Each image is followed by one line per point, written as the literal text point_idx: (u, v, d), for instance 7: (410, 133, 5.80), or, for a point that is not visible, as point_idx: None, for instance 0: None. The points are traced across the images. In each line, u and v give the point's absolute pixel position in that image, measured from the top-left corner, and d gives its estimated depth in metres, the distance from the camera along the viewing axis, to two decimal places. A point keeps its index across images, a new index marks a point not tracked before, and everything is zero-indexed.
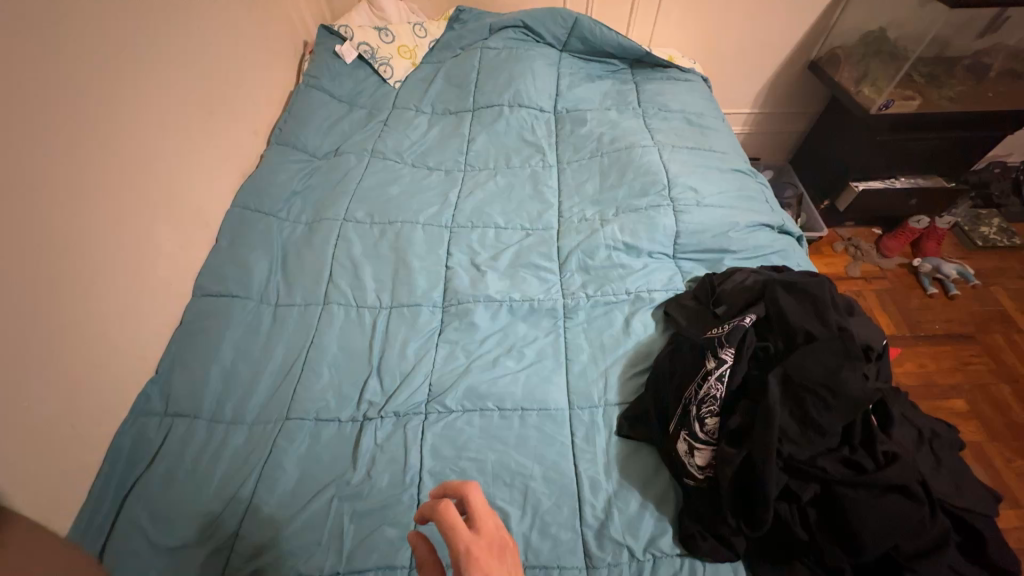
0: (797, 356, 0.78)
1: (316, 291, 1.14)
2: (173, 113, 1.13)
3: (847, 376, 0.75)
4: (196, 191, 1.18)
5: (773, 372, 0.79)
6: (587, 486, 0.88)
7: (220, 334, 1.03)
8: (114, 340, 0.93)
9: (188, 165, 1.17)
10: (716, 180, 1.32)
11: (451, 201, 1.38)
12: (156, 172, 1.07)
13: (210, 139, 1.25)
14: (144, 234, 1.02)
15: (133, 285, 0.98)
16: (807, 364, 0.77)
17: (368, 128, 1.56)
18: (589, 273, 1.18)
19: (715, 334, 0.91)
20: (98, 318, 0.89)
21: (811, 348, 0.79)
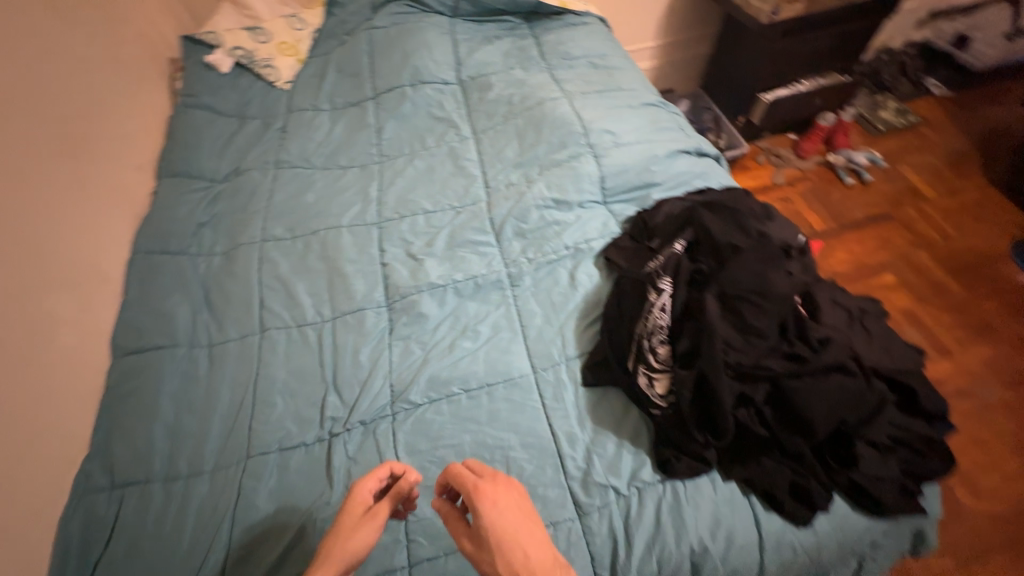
0: (727, 271, 0.83)
1: (250, 321, 1.07)
2: (33, 164, 0.99)
3: (771, 277, 0.81)
4: (82, 247, 1.05)
5: (709, 291, 0.84)
6: (565, 441, 0.90)
7: (153, 390, 0.95)
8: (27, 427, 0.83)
9: (65, 220, 1.03)
10: (629, 118, 1.33)
11: (373, 196, 1.32)
12: (27, 235, 0.94)
13: (83, 185, 1.11)
14: (32, 306, 0.90)
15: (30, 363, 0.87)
16: (737, 276, 0.82)
17: (267, 138, 1.45)
18: (526, 237, 1.18)
19: (653, 267, 0.95)
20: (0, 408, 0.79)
21: (739, 259, 0.84)
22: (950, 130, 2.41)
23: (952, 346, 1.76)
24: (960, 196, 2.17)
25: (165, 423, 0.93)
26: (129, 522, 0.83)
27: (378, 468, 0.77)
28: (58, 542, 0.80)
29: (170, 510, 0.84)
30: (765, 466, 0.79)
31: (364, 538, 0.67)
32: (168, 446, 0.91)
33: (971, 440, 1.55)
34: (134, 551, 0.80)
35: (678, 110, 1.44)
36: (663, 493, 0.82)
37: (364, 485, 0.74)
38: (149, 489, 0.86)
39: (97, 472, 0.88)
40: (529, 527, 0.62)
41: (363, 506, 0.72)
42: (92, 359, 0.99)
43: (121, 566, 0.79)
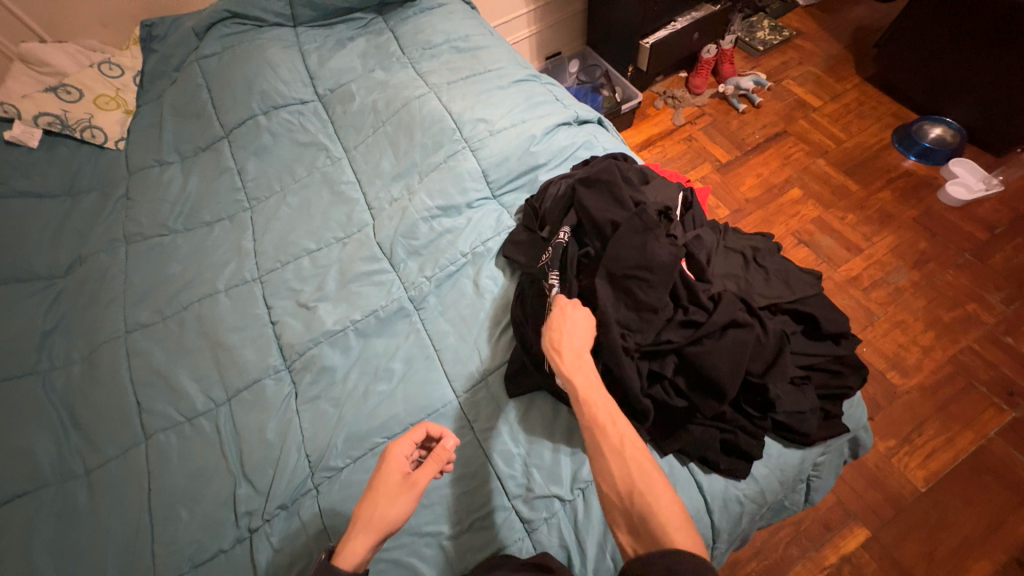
0: (610, 251, 0.81)
1: (131, 430, 0.94)
2: None
3: (652, 247, 0.80)
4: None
5: (598, 276, 0.81)
6: (501, 460, 0.85)
7: (25, 545, 0.82)
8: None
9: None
10: (501, 101, 1.25)
11: (248, 248, 1.18)
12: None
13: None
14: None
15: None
16: (619, 255, 0.80)
17: (109, 211, 1.26)
18: (420, 254, 1.09)
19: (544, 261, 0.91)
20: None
21: (618, 236, 0.82)
22: (821, 37, 2.51)
23: (860, 242, 1.86)
24: (841, 99, 2.27)
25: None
26: None
27: (412, 431, 0.76)
28: None
29: None
30: (693, 433, 0.78)
31: (399, 511, 0.67)
32: None
33: (892, 326, 1.66)
34: None
35: (551, 80, 1.38)
36: None
37: (400, 450, 0.72)
38: None
39: None
40: (581, 329, 0.75)
41: (400, 473, 0.71)
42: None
43: None
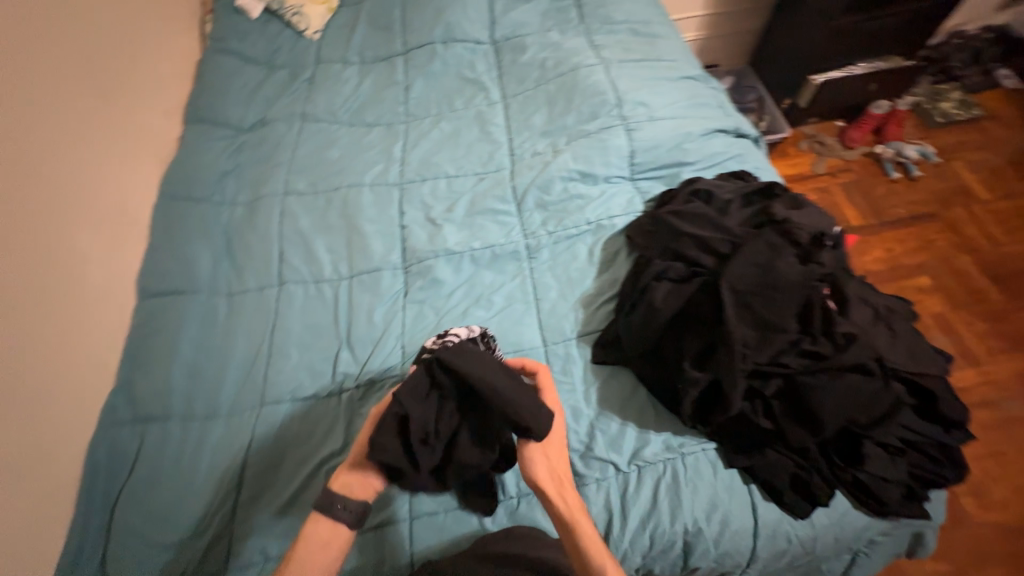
0: (734, 266, 0.80)
1: (270, 273, 1.09)
2: (65, 103, 1.00)
3: (779, 266, 0.78)
4: (103, 183, 1.06)
5: (719, 285, 0.81)
6: (569, 414, 0.90)
7: (175, 333, 0.99)
8: (44, 357, 0.85)
9: (86, 154, 1.03)
10: (667, 91, 1.25)
11: (396, 156, 1.30)
12: (43, 162, 0.93)
13: (103, 119, 1.10)
14: (51, 237, 0.91)
15: (46, 295, 0.88)
16: (744, 272, 0.80)
17: (293, 89, 1.43)
18: (547, 209, 1.15)
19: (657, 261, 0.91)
20: (12, 336, 0.80)
21: (743, 254, 0.81)
22: (1016, 128, 2.22)
23: (982, 355, 1.69)
24: (1016, 199, 2.02)
25: (185, 365, 0.97)
26: (150, 454, 0.87)
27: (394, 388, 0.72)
28: (87, 464, 0.86)
29: (186, 447, 0.88)
30: (767, 456, 0.79)
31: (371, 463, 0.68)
32: (187, 386, 0.95)
33: (989, 452, 1.51)
34: (152, 479, 0.85)
35: (719, 85, 1.35)
36: (662, 474, 0.82)
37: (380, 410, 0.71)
38: (169, 425, 0.90)
39: (121, 405, 0.92)
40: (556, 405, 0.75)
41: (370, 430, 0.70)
42: (113, 299, 1.01)
43: (140, 491, 0.84)
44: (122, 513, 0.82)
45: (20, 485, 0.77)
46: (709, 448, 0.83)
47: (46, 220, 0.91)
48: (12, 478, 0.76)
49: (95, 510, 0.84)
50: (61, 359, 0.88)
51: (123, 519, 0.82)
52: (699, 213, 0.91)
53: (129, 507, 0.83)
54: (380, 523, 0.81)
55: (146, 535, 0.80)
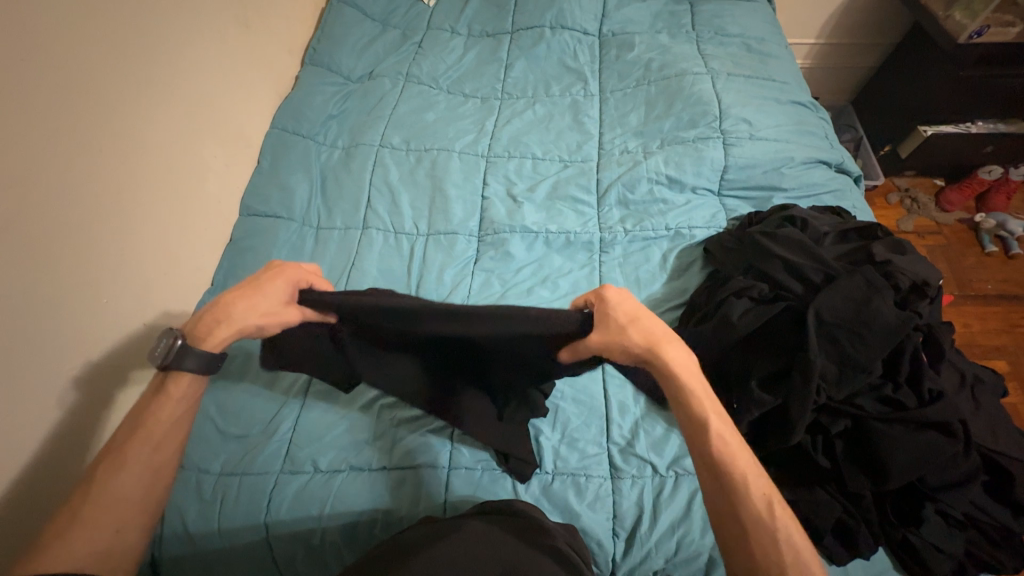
0: (827, 297, 0.79)
1: (355, 216, 1.16)
2: (205, 26, 1.10)
3: (877, 307, 0.76)
4: (224, 106, 1.14)
5: (806, 314, 0.79)
6: (615, 408, 0.92)
7: (267, 253, 1.08)
8: (152, 253, 0.94)
9: (213, 78, 1.11)
10: (772, 112, 1.21)
11: (488, 129, 1.33)
12: (174, 78, 1.00)
13: (234, 49, 1.19)
14: (171, 147, 0.99)
15: (159, 199, 0.96)
16: (837, 305, 0.78)
17: (403, 50, 1.49)
18: (628, 207, 1.14)
19: (741, 279, 0.89)
20: (126, 230, 0.88)
21: (837, 287, 0.79)
22: None
23: None
24: None
25: None
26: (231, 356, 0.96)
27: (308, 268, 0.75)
28: None
29: (263, 356, 0.96)
30: (815, 495, 0.76)
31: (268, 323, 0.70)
32: None
33: None
34: (232, 377, 0.94)
35: (829, 115, 1.28)
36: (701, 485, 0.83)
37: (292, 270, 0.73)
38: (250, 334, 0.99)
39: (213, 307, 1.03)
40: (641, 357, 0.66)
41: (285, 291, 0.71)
42: (219, 214, 1.10)
43: (219, 386, 0.93)
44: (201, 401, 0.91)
45: (121, 357, 0.87)
46: None
47: (168, 130, 0.98)
48: (115, 350, 0.85)
49: None
50: (166, 257, 0.97)
51: (201, 406, 0.91)
52: (793, 237, 0.89)
53: (208, 397, 0.92)
54: (424, 464, 0.86)
55: (219, 424, 0.89)
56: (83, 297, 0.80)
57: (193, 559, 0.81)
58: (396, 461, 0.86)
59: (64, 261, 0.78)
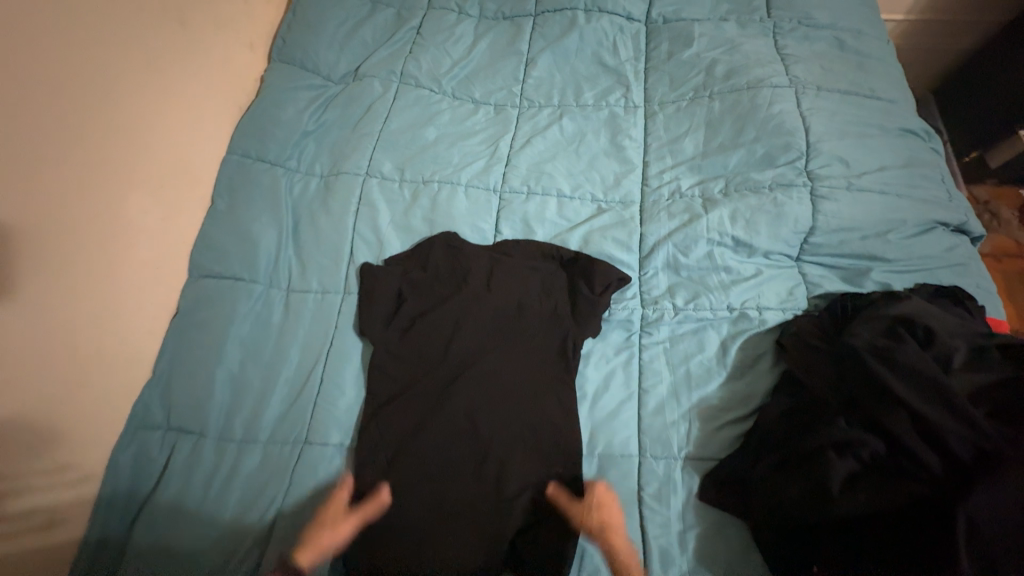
0: (982, 488, 0.56)
1: (337, 275, 0.92)
2: (114, 33, 0.82)
3: None
4: (152, 141, 0.87)
5: (952, 513, 0.56)
6: (657, 558, 0.72)
7: (224, 328, 0.85)
8: (65, 358, 0.71)
9: (131, 109, 0.84)
10: (877, 148, 0.92)
11: (502, 153, 1.05)
12: (79, 121, 0.75)
13: (166, 60, 0.92)
14: (73, 208, 0.73)
15: (65, 280, 0.72)
16: (996, 503, 0.56)
17: (397, 37, 1.18)
18: (679, 274, 0.90)
19: (845, 425, 0.66)
20: (21, 342, 0.66)
21: (1002, 474, 0.57)
22: None
23: None
24: None
25: (228, 370, 0.83)
26: (178, 474, 0.76)
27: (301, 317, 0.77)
28: (109, 469, 0.76)
29: (218, 476, 0.77)
30: None
31: None
32: (227, 400, 0.81)
33: None
34: (179, 505, 0.75)
35: (943, 146, 0.99)
36: None
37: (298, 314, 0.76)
38: (201, 444, 0.78)
39: (154, 404, 0.80)
40: None
41: None
42: (160, 284, 0.87)
43: (163, 516, 0.74)
44: (140, 537, 0.72)
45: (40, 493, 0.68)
46: None
47: (72, 198, 0.73)
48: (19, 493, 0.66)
49: (113, 523, 0.74)
50: (84, 351, 0.74)
51: (139, 546, 0.72)
52: (926, 373, 0.65)
53: (148, 532, 0.73)
54: None
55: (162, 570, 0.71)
56: None
57: None
58: None
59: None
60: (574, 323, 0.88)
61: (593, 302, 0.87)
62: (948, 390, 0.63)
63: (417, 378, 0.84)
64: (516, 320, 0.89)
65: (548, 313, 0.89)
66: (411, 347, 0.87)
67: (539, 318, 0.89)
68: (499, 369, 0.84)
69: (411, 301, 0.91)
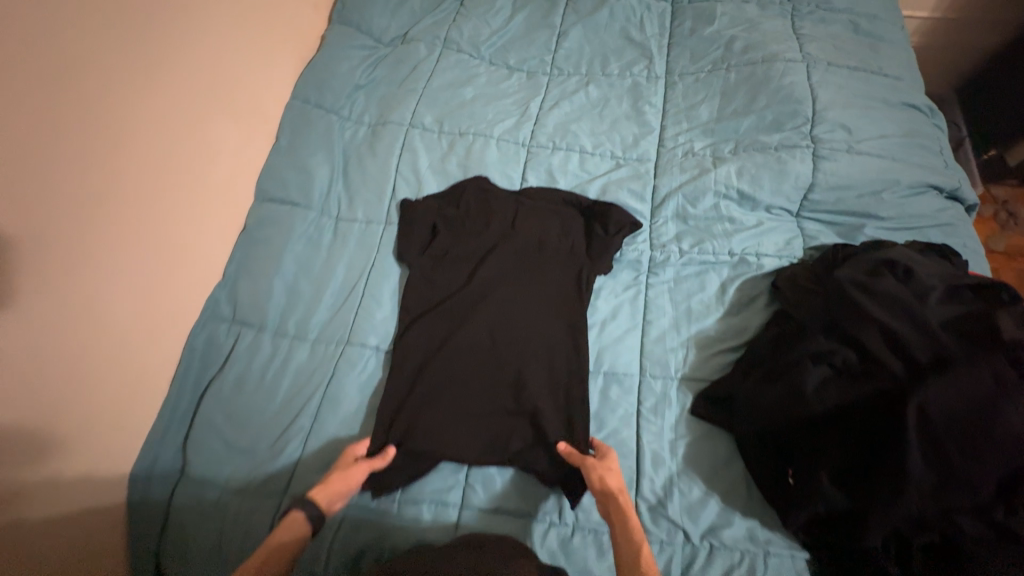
0: (936, 386, 0.64)
1: (380, 208, 1.04)
2: None
3: (1005, 410, 0.62)
4: (230, 85, 1.00)
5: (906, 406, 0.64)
6: (649, 460, 0.81)
7: (282, 244, 0.98)
8: (159, 248, 0.85)
9: (215, 48, 0.97)
10: (879, 118, 1.00)
11: (532, 113, 1.16)
12: (175, 52, 0.88)
13: (245, 12, 1.06)
14: (169, 124, 0.86)
15: (160, 183, 0.85)
16: (949, 399, 0.63)
17: (443, 8, 1.30)
18: (687, 222, 0.99)
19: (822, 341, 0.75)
20: (126, 226, 0.79)
21: (955, 376, 0.64)
22: None
23: None
24: None
25: (284, 280, 0.96)
26: (240, 359, 0.89)
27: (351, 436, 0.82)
28: (185, 350, 0.89)
29: (273, 363, 0.89)
30: None
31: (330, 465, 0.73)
32: (283, 303, 0.94)
33: None
34: (240, 384, 0.88)
35: (945, 123, 1.06)
36: (738, 562, 0.74)
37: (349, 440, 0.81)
38: (261, 336, 0.91)
39: (223, 301, 0.94)
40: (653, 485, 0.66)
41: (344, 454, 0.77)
42: (228, 211, 0.99)
43: (227, 392, 0.87)
44: (208, 407, 0.86)
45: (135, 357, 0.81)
46: (801, 556, 0.73)
47: (156, 128, 0.84)
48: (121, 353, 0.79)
49: (185, 394, 0.88)
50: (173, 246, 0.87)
51: (208, 413, 0.85)
52: (898, 298, 0.73)
53: (215, 403, 0.86)
54: (438, 503, 0.81)
55: (225, 434, 0.84)
56: (83, 301, 0.73)
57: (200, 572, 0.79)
58: (407, 492, 0.81)
59: (48, 306, 0.68)
60: (587, 260, 0.98)
61: (605, 242, 0.97)
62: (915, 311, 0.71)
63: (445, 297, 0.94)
64: (537, 255, 0.99)
65: (566, 251, 0.99)
66: (442, 272, 0.98)
67: (557, 254, 0.99)
68: (521, 294, 0.94)
69: (443, 232, 1.01)
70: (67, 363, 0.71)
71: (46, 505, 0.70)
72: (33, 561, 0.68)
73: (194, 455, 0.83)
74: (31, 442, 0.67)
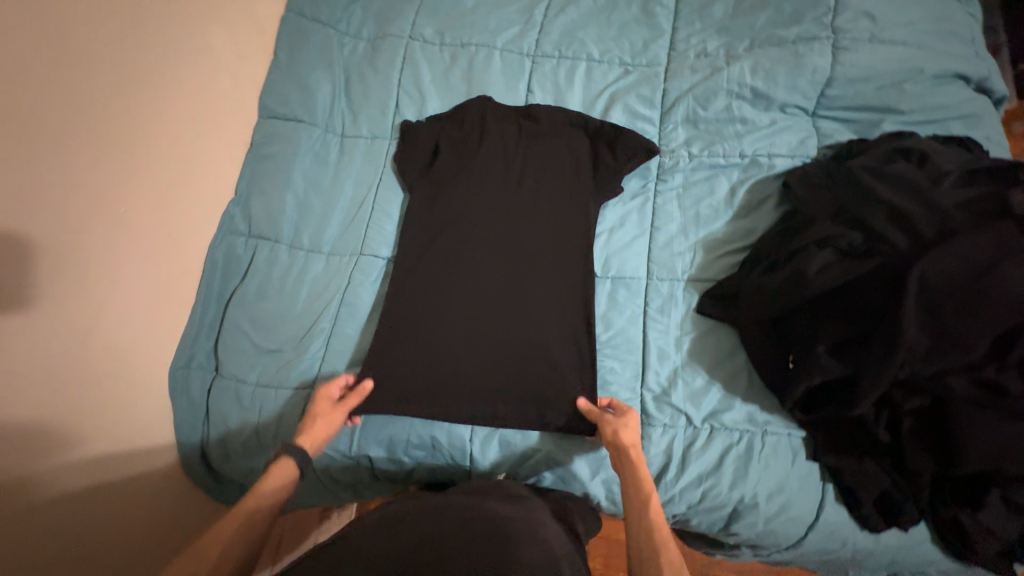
0: (936, 257, 0.66)
1: (384, 124, 1.03)
2: None
3: (1003, 273, 0.64)
4: None
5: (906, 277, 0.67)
6: (654, 354, 0.84)
7: (290, 161, 0.99)
8: (173, 155, 0.87)
9: None
10: (908, 4, 0.93)
11: (537, 20, 1.11)
12: None
13: None
14: (165, 30, 0.87)
15: (165, 89, 0.86)
16: (948, 268, 0.66)
17: None
18: (697, 127, 0.97)
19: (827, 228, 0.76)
20: (138, 129, 0.81)
21: (955, 246, 0.66)
22: None
23: None
24: None
25: (295, 195, 0.98)
26: (259, 270, 0.93)
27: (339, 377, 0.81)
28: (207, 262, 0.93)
29: (291, 274, 0.93)
30: (862, 464, 0.73)
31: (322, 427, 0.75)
32: (295, 217, 0.97)
33: None
34: (261, 292, 0.92)
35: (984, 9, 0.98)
36: (735, 441, 0.78)
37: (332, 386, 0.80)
38: (277, 249, 0.95)
39: (238, 217, 0.97)
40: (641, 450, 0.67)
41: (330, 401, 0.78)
42: (226, 132, 0.98)
43: (249, 300, 0.91)
44: (234, 313, 0.91)
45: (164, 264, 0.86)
46: (797, 435, 0.77)
47: (153, 34, 0.85)
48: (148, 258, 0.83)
49: (211, 303, 0.93)
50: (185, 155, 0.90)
51: (234, 318, 0.90)
52: (907, 180, 0.73)
53: (240, 310, 0.91)
54: None
55: (252, 338, 0.89)
56: (107, 201, 0.76)
57: (241, 459, 0.86)
58: None
59: (74, 202, 0.72)
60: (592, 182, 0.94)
61: (612, 162, 0.94)
62: (924, 190, 0.71)
63: (451, 208, 0.94)
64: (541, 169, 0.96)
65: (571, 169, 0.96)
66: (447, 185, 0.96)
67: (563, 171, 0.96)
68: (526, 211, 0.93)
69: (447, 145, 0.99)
70: (101, 261, 0.76)
71: (98, 394, 0.76)
72: (93, 446, 0.75)
73: (224, 357, 0.89)
74: (76, 336, 0.72)
